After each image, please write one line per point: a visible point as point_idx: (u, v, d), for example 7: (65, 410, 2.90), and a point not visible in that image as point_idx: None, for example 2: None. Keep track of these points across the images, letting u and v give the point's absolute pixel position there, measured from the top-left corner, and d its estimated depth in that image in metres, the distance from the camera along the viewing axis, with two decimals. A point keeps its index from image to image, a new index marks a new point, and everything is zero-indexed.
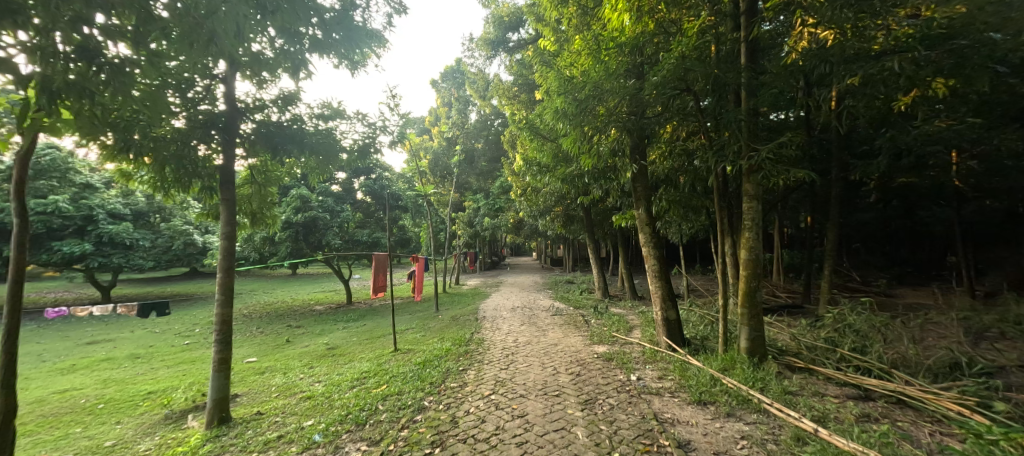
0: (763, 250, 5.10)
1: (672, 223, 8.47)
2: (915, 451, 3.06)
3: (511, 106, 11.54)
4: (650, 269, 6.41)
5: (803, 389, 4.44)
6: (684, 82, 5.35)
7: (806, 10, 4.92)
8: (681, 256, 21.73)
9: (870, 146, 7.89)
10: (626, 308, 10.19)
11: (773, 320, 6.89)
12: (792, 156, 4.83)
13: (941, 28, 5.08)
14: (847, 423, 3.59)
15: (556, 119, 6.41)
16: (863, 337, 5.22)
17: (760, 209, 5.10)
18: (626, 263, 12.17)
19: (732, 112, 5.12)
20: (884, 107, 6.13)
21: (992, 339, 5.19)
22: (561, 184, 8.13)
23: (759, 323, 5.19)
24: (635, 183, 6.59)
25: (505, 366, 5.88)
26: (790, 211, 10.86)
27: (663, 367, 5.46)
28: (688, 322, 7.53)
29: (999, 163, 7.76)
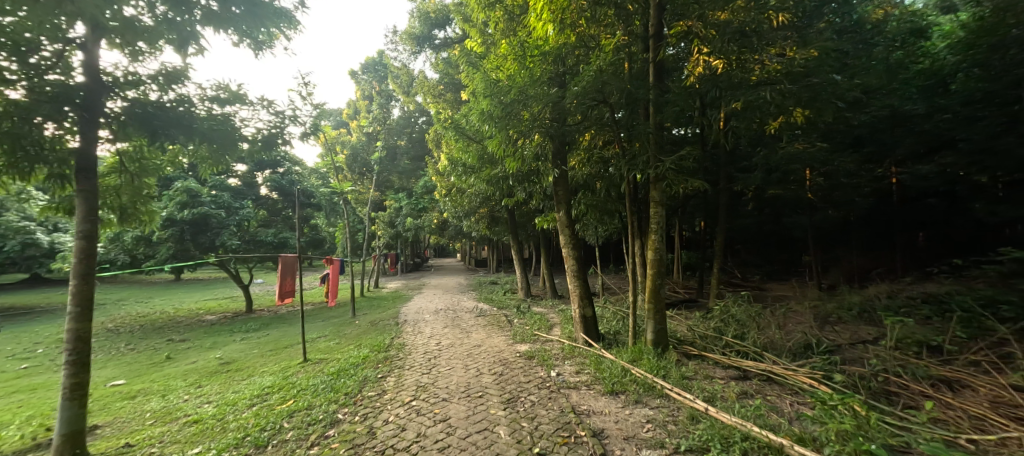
0: (666, 250, 5.66)
1: (589, 225, 9.01)
2: (779, 419, 3.65)
3: (436, 104, 11.31)
4: (569, 270, 6.72)
5: (697, 374, 5.02)
6: (601, 94, 5.74)
7: (702, 39, 5.56)
8: (597, 257, 23.23)
9: (749, 161, 9.21)
10: (547, 307, 10.58)
11: (674, 314, 7.67)
12: (689, 167, 5.45)
13: (800, 66, 6.13)
14: (730, 400, 4.16)
15: (482, 121, 6.45)
16: (743, 325, 6.06)
17: (664, 214, 5.65)
18: (547, 264, 12.63)
19: (641, 126, 5.62)
20: (759, 129, 7.21)
21: (834, 323, 6.38)
22: (486, 185, 8.16)
23: (662, 317, 5.75)
24: (556, 187, 6.89)
25: (426, 371, 5.72)
26: (688, 216, 12.23)
27: (580, 362, 5.77)
28: (603, 318, 8.06)
29: (837, 180, 9.58)
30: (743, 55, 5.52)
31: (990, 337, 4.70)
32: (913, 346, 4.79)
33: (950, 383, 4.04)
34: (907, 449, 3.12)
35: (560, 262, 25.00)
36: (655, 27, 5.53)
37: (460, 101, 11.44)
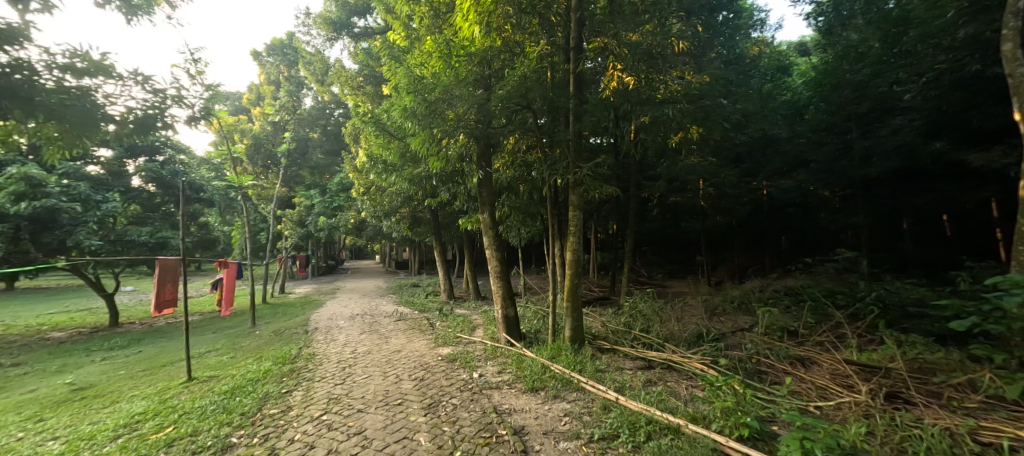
0: (583, 251, 6.01)
1: (512, 227, 9.21)
2: (676, 402, 4.09)
3: (355, 97, 10.63)
4: (492, 271, 6.79)
5: (609, 366, 5.41)
6: (525, 99, 5.89)
7: (616, 56, 6.00)
8: (518, 258, 23.77)
9: (655, 171, 10.22)
10: (470, 308, 10.55)
11: (590, 311, 8.19)
12: (604, 174, 5.85)
13: (696, 89, 6.95)
14: (637, 388, 4.55)
15: (404, 117, 6.22)
16: (649, 320, 6.68)
17: (581, 217, 5.98)
18: (470, 265, 12.59)
19: (562, 133, 5.90)
20: (663, 142, 8.03)
21: (720, 314, 7.34)
22: (408, 185, 7.87)
23: (578, 314, 6.08)
24: (481, 189, 6.91)
25: (340, 381, 5.33)
26: (602, 220, 13.14)
27: (503, 362, 5.85)
28: (524, 318, 8.28)
29: (723, 190, 11.06)
30: (650, 75, 6.09)
31: (830, 320, 5.81)
32: (778, 331, 5.72)
33: (803, 360, 4.89)
34: (773, 418, 3.71)
35: (483, 264, 25.08)
36: (575, 40, 5.81)
37: (381, 96, 10.91)
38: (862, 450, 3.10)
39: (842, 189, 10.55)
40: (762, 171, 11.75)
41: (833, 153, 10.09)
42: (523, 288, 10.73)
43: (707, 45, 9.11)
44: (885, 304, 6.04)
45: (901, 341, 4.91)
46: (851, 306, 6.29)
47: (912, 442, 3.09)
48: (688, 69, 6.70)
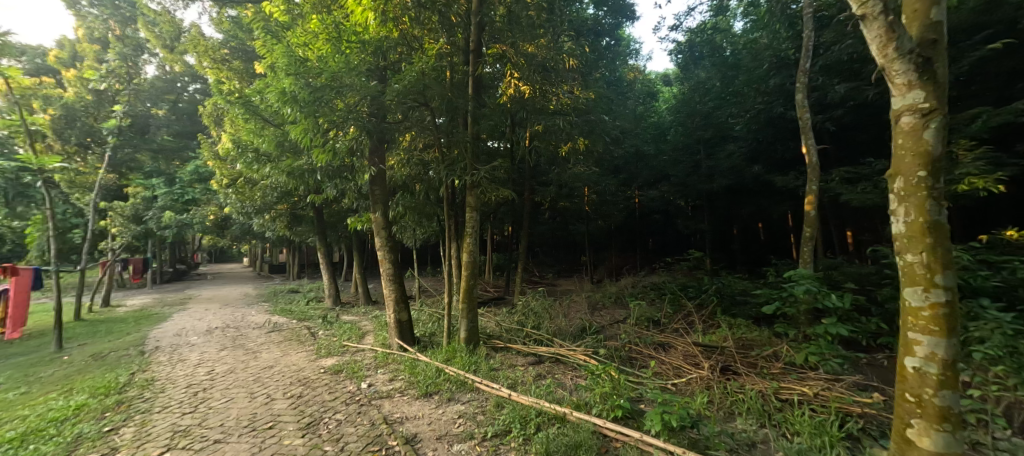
0: (479, 253, 6.07)
1: (407, 227, 8.87)
2: (562, 392, 4.40)
3: (217, 71, 9.00)
4: (384, 273, 6.42)
5: (503, 364, 5.57)
6: (423, 96, 5.72)
7: (514, 65, 6.17)
8: (413, 260, 22.95)
9: (547, 177, 10.89)
10: (359, 314, 9.79)
11: (485, 311, 8.32)
12: (500, 177, 6.00)
13: (584, 105, 7.61)
14: (528, 383, 4.76)
15: (282, 102, 5.50)
16: (540, 317, 7.06)
17: (478, 219, 6.02)
18: (360, 268, 11.72)
19: (461, 133, 5.91)
20: (554, 151, 8.58)
21: (601, 309, 8.14)
22: (285, 178, 6.97)
23: (473, 315, 6.13)
24: (373, 187, 6.47)
25: (191, 409, 4.44)
26: (498, 222, 13.49)
27: (394, 369, 5.57)
28: (419, 321, 8.02)
29: (603, 198, 12.31)
30: (545, 86, 6.69)
31: (683, 310, 6.92)
32: (645, 321, 6.59)
33: (664, 344, 5.70)
34: (641, 398, 4.26)
35: (374, 266, 23.58)
36: (475, 43, 5.84)
37: (253, 74, 9.47)
38: (706, 415, 3.76)
39: (692, 200, 12.66)
40: (635, 182, 13.43)
41: (685, 170, 12.13)
42: (419, 291, 10.40)
43: (593, 65, 10.07)
44: (721, 294, 7.45)
45: (731, 324, 6.09)
46: (698, 297, 7.59)
47: (738, 405, 3.86)
48: (577, 85, 7.32)
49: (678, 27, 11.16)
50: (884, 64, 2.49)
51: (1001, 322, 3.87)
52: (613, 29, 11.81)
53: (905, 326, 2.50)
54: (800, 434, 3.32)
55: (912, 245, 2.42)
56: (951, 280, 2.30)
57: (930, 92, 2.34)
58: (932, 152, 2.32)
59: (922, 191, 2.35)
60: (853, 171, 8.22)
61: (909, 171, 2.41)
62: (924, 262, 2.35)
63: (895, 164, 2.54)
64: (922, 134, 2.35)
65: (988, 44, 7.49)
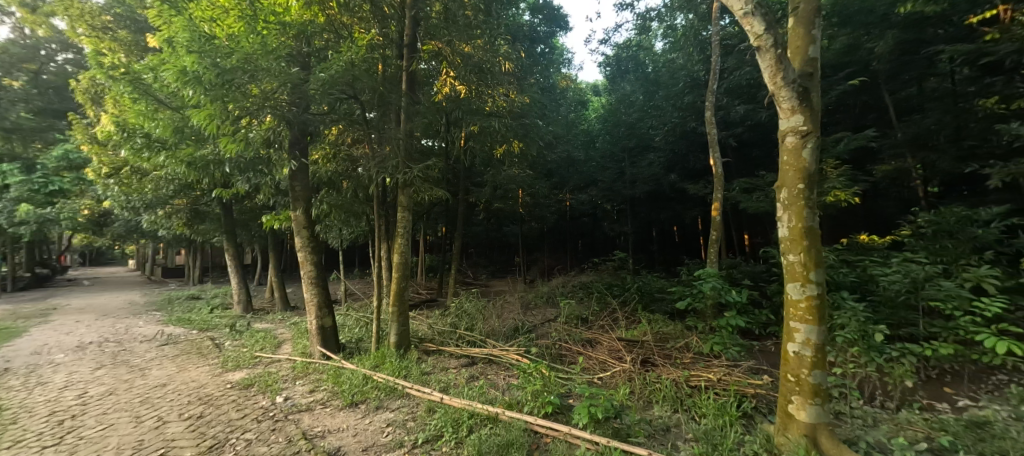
0: (411, 254, 5.87)
1: (332, 227, 8.29)
2: (495, 392, 4.42)
3: (97, 40, 7.65)
4: (304, 276, 5.92)
5: (435, 368, 5.44)
6: (352, 87, 5.38)
7: (449, 63, 6.20)
8: (338, 262, 21.52)
9: (482, 178, 10.88)
10: (275, 321, 8.93)
11: (417, 313, 8.08)
12: (434, 177, 5.87)
13: (519, 108, 7.75)
14: (460, 385, 4.70)
15: (181, 82, 4.80)
16: (473, 318, 7.04)
17: (409, 218, 5.82)
18: (277, 271, 10.70)
19: (392, 130, 5.67)
20: (490, 152, 8.61)
21: (533, 308, 8.33)
22: (184, 170, 6.11)
23: (404, 318, 5.90)
24: (292, 182, 5.91)
25: (52, 442, 3.70)
26: (432, 222, 13.20)
27: (315, 379, 5.16)
28: (344, 327, 7.53)
29: (536, 200, 12.63)
30: (480, 87, 6.54)
31: (609, 307, 7.34)
32: (574, 319, 6.87)
33: (591, 341, 5.98)
34: (569, 393, 4.44)
35: (293, 269, 21.70)
36: (409, 37, 5.65)
37: (144, 48, 8.17)
38: (627, 405, 4.03)
39: (617, 205, 13.50)
40: (566, 185, 13.97)
41: (611, 176, 12.89)
42: (345, 294, 9.78)
43: (529, 70, 10.30)
44: (642, 292, 8.05)
45: (650, 319, 6.61)
46: (622, 295, 8.12)
47: (656, 394, 4.18)
48: (513, 89, 7.43)
49: (606, 42, 11.85)
50: (773, 91, 2.88)
51: (856, 311, 4.69)
52: (546, 37, 12.17)
53: (787, 317, 2.92)
54: (706, 416, 3.69)
55: (793, 247, 2.82)
56: (821, 276, 2.74)
57: (807, 117, 2.76)
58: (808, 168, 2.74)
59: (800, 201, 2.76)
60: (750, 182, 9.41)
61: (791, 183, 2.81)
62: (802, 262, 2.76)
63: (781, 177, 2.94)
64: (801, 152, 2.76)
65: (849, 80, 9.05)
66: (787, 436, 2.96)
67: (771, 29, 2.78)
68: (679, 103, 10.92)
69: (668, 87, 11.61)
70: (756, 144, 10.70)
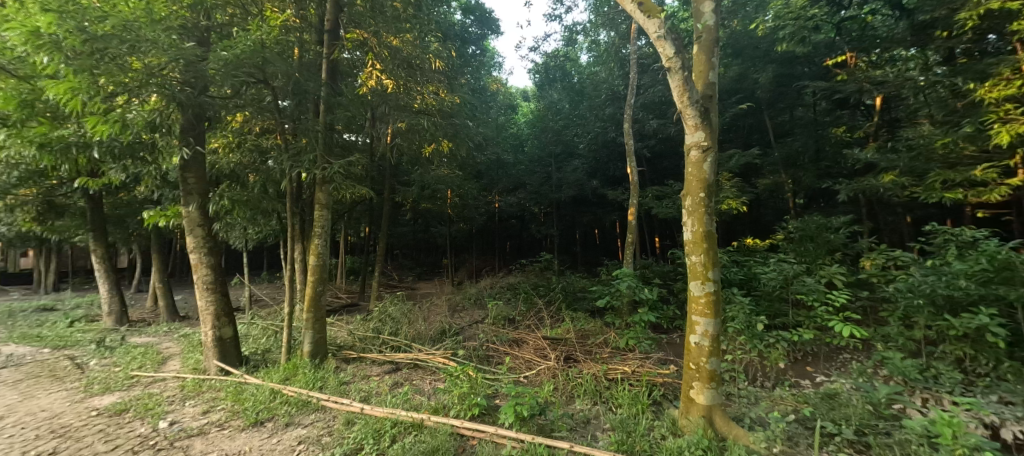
0: (329, 255, 5.46)
1: (234, 225, 7.38)
2: (421, 398, 4.27)
3: None
4: (198, 281, 5.15)
5: (355, 376, 5.10)
6: (261, 72, 4.85)
7: (375, 55, 6.02)
8: (241, 265, 19.26)
9: (409, 177, 10.52)
10: (159, 334, 7.69)
11: (335, 320, 7.53)
12: (358, 174, 5.53)
13: (449, 108, 7.66)
14: (383, 394, 4.45)
15: (29, 46, 3.91)
16: (398, 322, 6.75)
17: (328, 218, 5.41)
18: (163, 275, 9.23)
19: (309, 121, 5.23)
20: (418, 151, 8.35)
21: (461, 310, 8.25)
22: (34, 152, 4.99)
23: (322, 325, 5.46)
24: (184, 173, 5.12)
25: None
26: (354, 222, 12.43)
27: (210, 398, 4.51)
28: (247, 337, 6.73)
29: (465, 201, 12.54)
30: (408, 83, 6.52)
31: (535, 307, 7.55)
32: (502, 320, 6.95)
33: (518, 341, 6.08)
34: (496, 393, 4.46)
35: (185, 274, 18.95)
36: (330, 23, 5.26)
37: None
38: (551, 402, 4.17)
39: (544, 208, 13.95)
40: (494, 188, 14.09)
41: (538, 180, 13.29)
42: (250, 301, 8.76)
43: (459, 71, 10.22)
44: (566, 292, 8.42)
45: (573, 317, 6.92)
46: (548, 295, 8.41)
47: (578, 388, 4.39)
48: (442, 88, 7.33)
49: (536, 50, 12.24)
50: (681, 108, 3.20)
51: (743, 305, 5.40)
52: (478, 39, 12.19)
53: (690, 311, 3.26)
54: (621, 407, 3.96)
55: (695, 249, 3.16)
56: (716, 275, 3.11)
57: (707, 134, 3.12)
58: (707, 179, 3.10)
59: (701, 208, 3.10)
60: (660, 190, 10.36)
61: (695, 192, 3.14)
62: (703, 262, 3.10)
63: (686, 186, 3.27)
64: (702, 165, 3.12)
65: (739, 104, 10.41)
66: (689, 419, 3.31)
67: (679, 53, 3.09)
68: (601, 114, 11.66)
69: (591, 98, 12.35)
70: (665, 156, 11.84)
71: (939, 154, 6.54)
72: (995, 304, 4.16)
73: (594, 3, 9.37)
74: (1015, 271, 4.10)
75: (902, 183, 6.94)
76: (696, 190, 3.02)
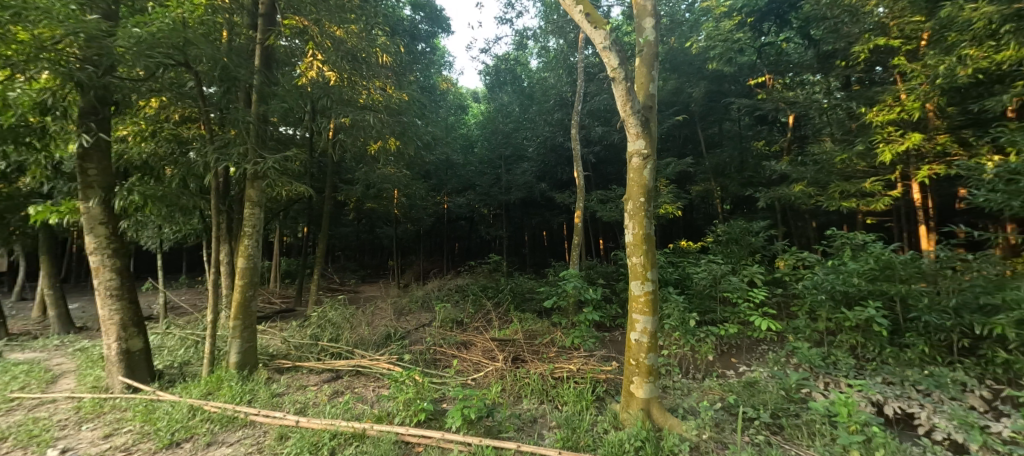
0: (261, 257, 5.04)
1: (146, 223, 6.57)
2: (363, 407, 4.07)
3: None
4: (98, 287, 4.48)
5: (289, 387, 4.74)
6: (182, 53, 4.34)
7: (316, 44, 5.64)
8: (154, 268, 17.20)
9: (352, 174, 10.03)
10: (48, 348, 6.64)
11: (267, 327, 6.97)
12: (295, 170, 5.16)
13: (397, 105, 7.39)
14: (321, 404, 4.18)
15: None
16: (338, 328, 6.40)
17: (261, 216, 4.99)
18: (54, 281, 7.99)
19: (239, 111, 4.78)
20: (362, 148, 7.97)
21: (407, 313, 8.01)
22: None
23: (251, 334, 5.01)
24: (82, 162, 4.45)
25: None
26: (290, 222, 11.60)
27: (113, 420, 3.94)
28: (161, 349, 6.01)
29: (412, 202, 12.20)
30: (354, 77, 6.15)
31: (484, 309, 7.53)
32: (450, 322, 6.84)
33: (466, 343, 6.00)
34: (443, 398, 4.37)
35: (84, 278, 16.56)
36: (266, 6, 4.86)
37: None
38: (499, 403, 4.17)
39: (493, 210, 13.97)
40: (443, 188, 13.87)
41: (488, 182, 13.28)
42: (165, 308, 7.84)
43: (408, 67, 9.92)
44: (515, 293, 8.49)
45: (521, 318, 6.99)
46: (496, 296, 8.42)
47: (525, 388, 4.45)
48: (390, 84, 7.04)
49: (487, 52, 12.26)
50: (624, 117, 3.37)
51: (677, 303, 5.79)
52: (428, 37, 11.96)
53: (630, 310, 3.43)
54: (567, 404, 4.07)
55: (636, 251, 3.33)
56: (655, 275, 3.31)
57: (647, 142, 3.31)
58: (647, 185, 3.29)
59: (642, 212, 3.28)
60: (604, 194, 10.82)
61: (636, 196, 3.32)
62: (642, 263, 3.28)
63: (628, 191, 3.44)
64: (642, 171, 3.30)
65: (675, 116, 11.16)
66: (629, 412, 3.48)
67: (623, 64, 3.25)
68: (549, 118, 11.95)
69: (541, 103, 12.61)
70: (609, 162, 12.40)
71: (838, 168, 7.49)
72: (880, 298, 4.83)
73: (544, 9, 9.60)
74: (894, 270, 4.79)
75: (809, 192, 7.84)
76: (638, 195, 3.19)
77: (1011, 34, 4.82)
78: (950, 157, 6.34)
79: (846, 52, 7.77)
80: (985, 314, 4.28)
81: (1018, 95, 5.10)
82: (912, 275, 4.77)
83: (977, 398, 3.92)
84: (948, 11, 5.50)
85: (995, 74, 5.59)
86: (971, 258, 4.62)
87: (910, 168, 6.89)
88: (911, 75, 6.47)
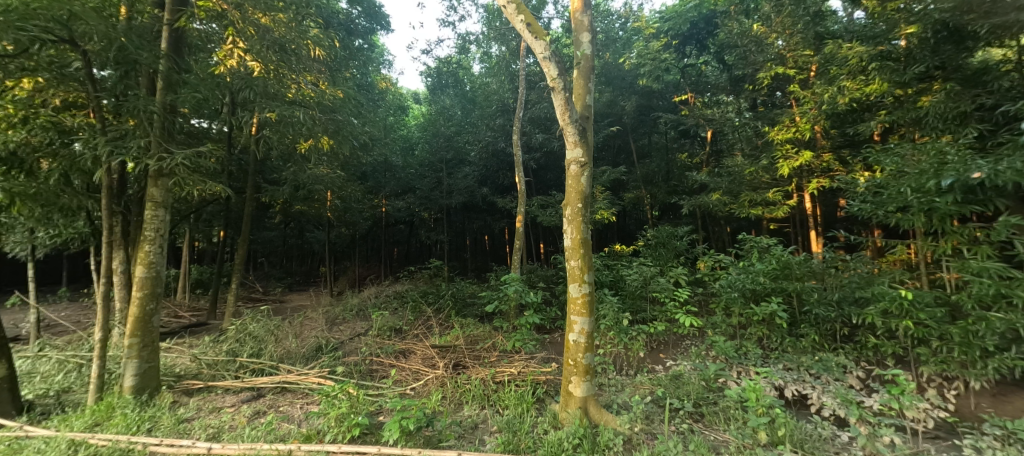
0: (165, 265, 4.45)
1: (11, 225, 5.50)
2: (289, 427, 3.71)
3: None
4: None
5: (200, 410, 4.22)
6: (66, 28, 3.75)
7: (237, 30, 5.06)
8: (24, 278, 14.52)
9: (278, 175, 9.26)
10: None
11: (172, 344, 6.15)
12: (210, 168, 4.64)
13: (332, 101, 6.89)
14: (240, 427, 3.76)
15: None
16: (259, 342, 5.85)
17: (166, 218, 4.42)
18: None
19: (139, 98, 4.18)
20: (290, 145, 7.35)
21: (340, 323, 7.52)
22: None
23: (152, 352, 4.39)
24: None
25: None
26: (203, 224, 10.39)
27: None
28: (30, 374, 5.03)
29: (347, 205, 11.53)
30: (280, 69, 5.67)
31: (423, 315, 7.31)
32: (387, 331, 6.52)
33: (405, 351, 5.76)
34: (379, 410, 4.13)
35: None
36: None
37: None
38: (439, 411, 4.06)
39: (435, 214, 13.69)
40: (381, 191, 13.36)
41: (429, 185, 12.98)
42: (38, 327, 6.58)
43: (344, 63, 9.40)
44: (456, 299, 8.37)
45: (462, 324, 6.88)
46: (437, 302, 8.24)
47: (466, 395, 4.38)
48: (323, 79, 6.59)
49: (428, 54, 12.00)
50: (562, 125, 3.48)
51: (612, 303, 6.04)
52: (366, 33, 11.45)
53: (569, 311, 3.53)
54: (508, 408, 4.08)
55: (574, 254, 3.45)
56: (591, 277, 3.45)
57: (584, 151, 3.44)
58: (584, 191, 3.44)
59: (580, 216, 3.42)
60: (544, 199, 11.10)
61: (574, 202, 3.44)
62: (580, 266, 3.40)
63: (567, 197, 3.54)
64: (580, 178, 3.44)
65: (610, 127, 11.77)
66: (567, 411, 3.59)
67: (562, 75, 3.34)
68: (491, 123, 12.03)
69: (482, 108, 12.67)
70: (549, 168, 12.78)
71: (747, 179, 8.42)
72: (780, 295, 5.47)
73: (487, 15, 9.71)
74: (791, 269, 5.45)
75: (723, 201, 8.68)
76: (576, 204, 3.37)
77: (877, 71, 5.79)
78: (831, 171, 7.66)
79: (753, 77, 8.82)
80: (859, 305, 5.03)
81: (881, 122, 6.11)
82: (805, 274, 5.45)
83: (855, 378, 4.61)
84: (830, 48, 6.58)
85: (864, 104, 6.67)
86: (848, 258, 5.42)
87: (803, 181, 7.97)
88: (803, 100, 7.53)
